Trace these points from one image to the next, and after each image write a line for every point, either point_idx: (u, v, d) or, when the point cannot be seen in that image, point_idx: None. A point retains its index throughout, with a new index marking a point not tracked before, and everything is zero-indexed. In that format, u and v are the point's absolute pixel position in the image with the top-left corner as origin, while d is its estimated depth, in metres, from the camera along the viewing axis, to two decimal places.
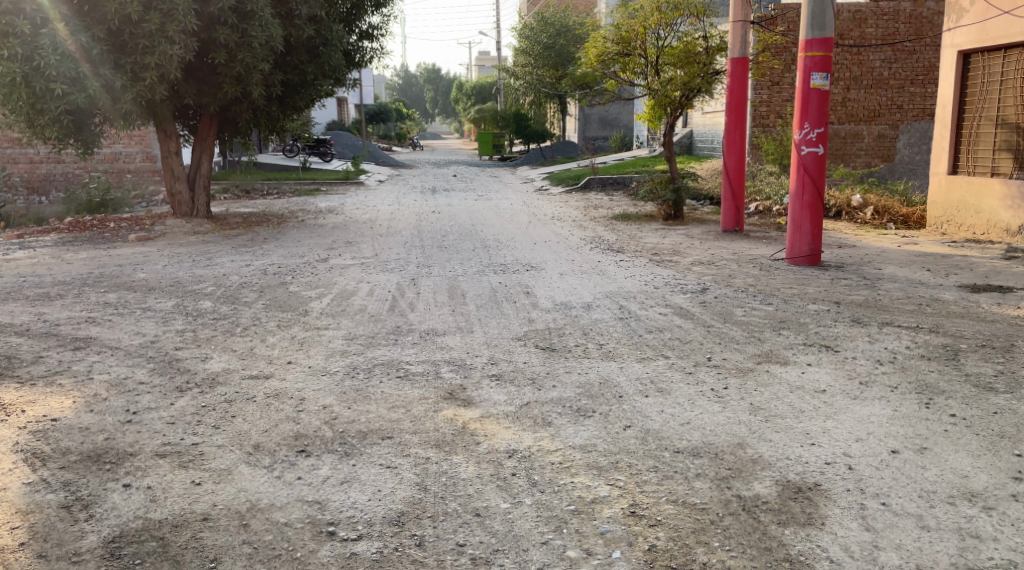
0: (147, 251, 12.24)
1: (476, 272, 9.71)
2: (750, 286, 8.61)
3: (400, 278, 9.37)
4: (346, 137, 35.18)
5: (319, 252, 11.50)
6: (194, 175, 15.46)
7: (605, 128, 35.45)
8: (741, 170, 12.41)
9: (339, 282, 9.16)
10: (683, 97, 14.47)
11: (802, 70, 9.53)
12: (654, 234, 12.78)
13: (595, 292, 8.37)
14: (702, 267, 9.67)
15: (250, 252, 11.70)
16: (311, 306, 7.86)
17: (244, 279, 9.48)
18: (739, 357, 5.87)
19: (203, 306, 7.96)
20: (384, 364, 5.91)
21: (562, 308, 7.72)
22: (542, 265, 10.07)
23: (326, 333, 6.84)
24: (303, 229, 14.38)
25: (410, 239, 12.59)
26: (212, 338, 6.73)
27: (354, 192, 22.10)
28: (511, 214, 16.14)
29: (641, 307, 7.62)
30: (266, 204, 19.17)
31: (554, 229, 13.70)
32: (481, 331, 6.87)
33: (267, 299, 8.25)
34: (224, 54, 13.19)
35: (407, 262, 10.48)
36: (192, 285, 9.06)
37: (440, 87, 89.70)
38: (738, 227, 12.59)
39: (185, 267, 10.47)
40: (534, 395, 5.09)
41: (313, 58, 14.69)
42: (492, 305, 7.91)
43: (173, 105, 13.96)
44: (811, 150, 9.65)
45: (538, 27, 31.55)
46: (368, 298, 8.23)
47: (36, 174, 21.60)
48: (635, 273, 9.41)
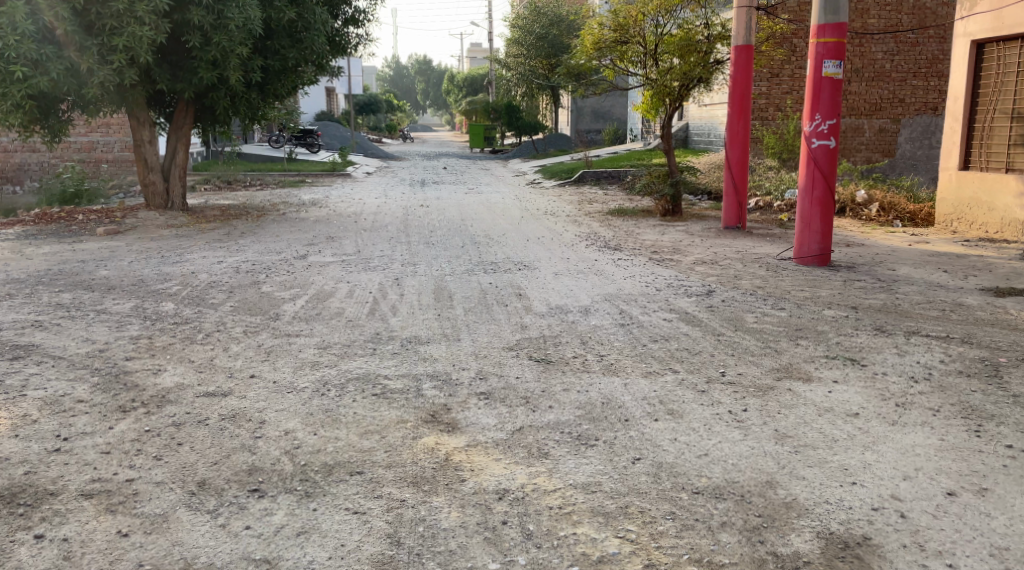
0: (114, 245, 11.59)
1: (465, 271, 9.09)
2: (757, 289, 8.00)
3: (382, 278, 8.73)
4: (334, 128, 34.45)
5: (298, 248, 10.86)
6: (169, 165, 14.77)
7: (599, 121, 34.72)
8: (744, 164, 11.79)
9: (315, 282, 8.54)
10: (682, 87, 13.83)
11: (814, 57, 8.89)
12: (653, 231, 12.16)
13: (592, 295, 7.73)
14: (706, 267, 9.06)
15: (223, 247, 11.06)
16: (284, 309, 7.23)
17: (214, 277, 8.84)
18: (755, 371, 5.24)
19: (164, 308, 7.34)
20: (357, 379, 5.25)
21: (557, 312, 7.10)
22: (536, 263, 9.45)
23: (295, 340, 6.21)
24: (282, 222, 13.71)
25: (395, 234, 11.95)
26: (168, 346, 6.11)
27: (340, 184, 21.42)
28: (502, 208, 15.49)
29: (642, 312, 7.00)
30: (248, 196, 18.50)
31: (548, 224, 13.07)
32: (467, 339, 6.23)
33: (236, 301, 7.62)
34: (199, 36, 12.68)
35: (391, 259, 9.85)
36: (156, 285, 8.45)
37: (431, 78, 88.88)
38: (740, 224, 11.96)
39: (152, 264, 9.85)
40: (527, 418, 4.45)
41: (295, 42, 13.99)
42: (479, 309, 7.27)
43: (144, 91, 13.30)
44: (822, 142, 9.00)
45: (530, 17, 30.93)
46: (345, 300, 7.61)
47: (10, 164, 20.88)
48: (634, 273, 8.79)
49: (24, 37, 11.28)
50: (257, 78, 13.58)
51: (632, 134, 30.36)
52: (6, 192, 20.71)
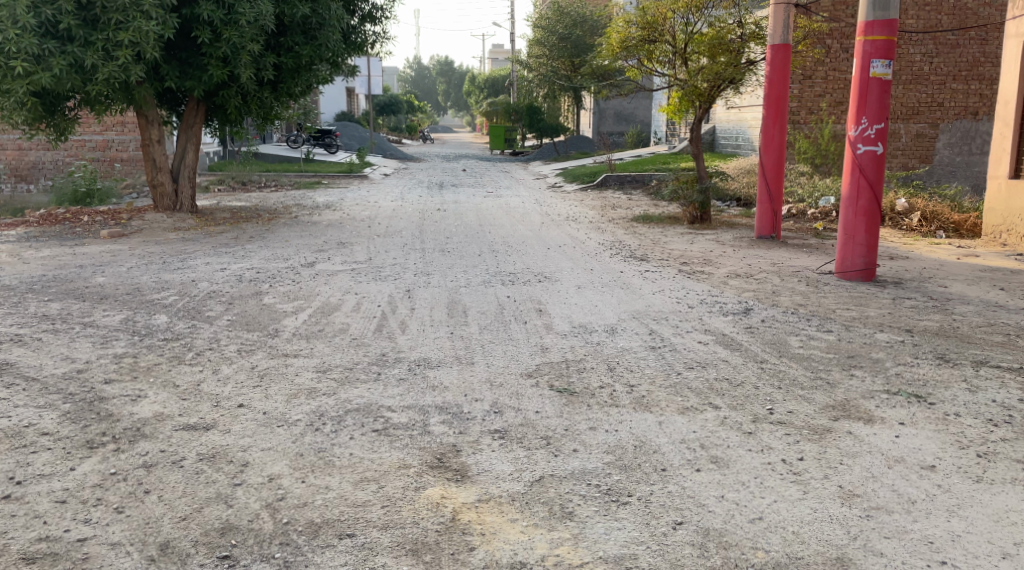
0: (116, 249, 11.10)
1: (481, 282, 8.52)
2: (798, 307, 7.36)
3: (393, 289, 8.17)
4: (354, 128, 34.00)
5: (307, 254, 10.31)
6: (179, 166, 14.27)
7: (621, 123, 34.20)
8: (780, 170, 11.13)
9: (321, 293, 7.98)
10: (714, 89, 13.18)
11: (861, 57, 8.26)
12: (681, 240, 11.54)
13: (618, 312, 7.12)
14: (741, 283, 8.51)
15: (229, 253, 10.54)
16: (284, 325, 6.68)
17: (215, 286, 8.30)
18: (807, 408, 4.60)
19: (156, 321, 6.79)
20: (357, 410, 4.67)
21: (581, 332, 6.50)
22: (557, 275, 8.86)
23: (293, 362, 5.64)
24: (293, 226, 13.17)
25: (409, 240, 11.39)
26: (153, 368, 5.55)
27: (356, 186, 20.93)
28: (522, 213, 14.91)
29: (674, 333, 6.38)
30: (262, 198, 18.02)
31: (570, 231, 12.47)
32: (482, 363, 5.64)
33: (234, 314, 7.07)
34: (209, 31, 12.23)
35: (403, 268, 9.29)
36: (152, 294, 7.91)
37: (452, 80, 88.48)
38: (773, 233, 11.33)
39: (153, 270, 9.34)
40: (549, 465, 3.85)
41: (309, 39, 13.46)
42: (495, 326, 6.68)
43: (152, 88, 12.82)
44: (867, 148, 8.34)
45: (553, 17, 30.37)
46: (351, 315, 7.04)
47: (24, 162, 20.51)
48: (663, 287, 8.20)
49: (25, 31, 10.85)
50: (269, 77, 13.09)
51: (657, 136, 29.69)
52: (19, 190, 20.34)
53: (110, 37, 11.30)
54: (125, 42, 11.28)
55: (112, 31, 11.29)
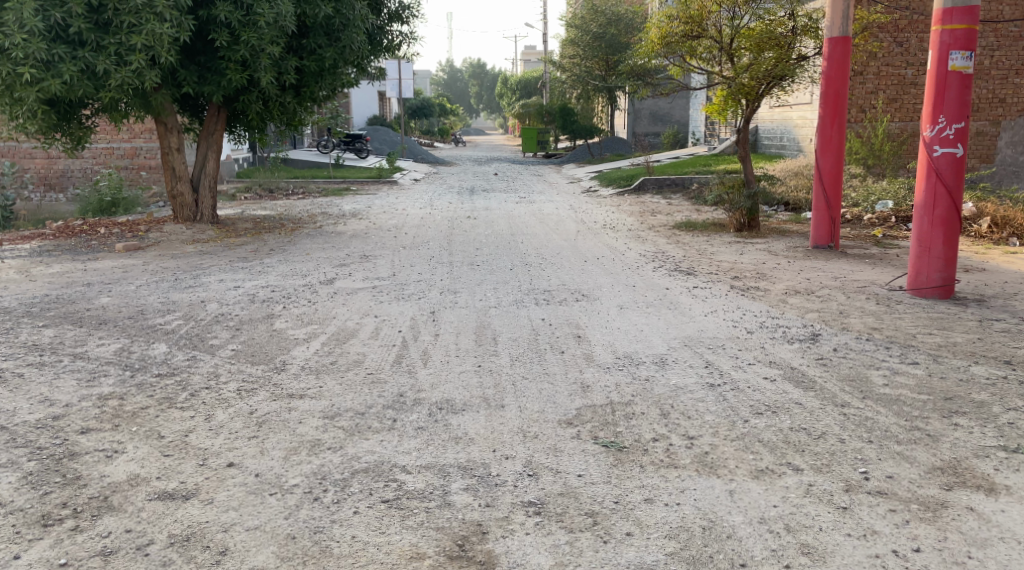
0: (129, 264, 10.48)
1: (514, 301, 7.79)
2: (872, 333, 6.57)
3: (417, 310, 7.45)
4: (384, 132, 33.39)
5: (327, 269, 9.61)
6: (199, 174, 13.67)
7: (656, 123, 33.35)
8: (838, 174, 10.32)
9: (339, 316, 7.27)
10: (764, 87, 12.31)
11: (938, 48, 7.50)
12: (729, 250, 10.73)
13: (668, 338, 6.35)
14: (802, 300, 7.82)
15: (246, 269, 9.87)
16: (294, 356, 5.96)
17: (225, 308, 7.61)
18: (908, 470, 3.85)
19: (154, 351, 6.09)
20: (366, 471, 3.97)
21: (627, 363, 5.75)
22: (597, 292, 8.12)
23: (297, 405, 4.92)
24: (317, 237, 12.53)
25: (437, 252, 10.67)
26: (139, 413, 4.84)
27: (385, 192, 20.31)
28: (556, 221, 14.18)
29: (734, 367, 5.62)
30: (287, 206, 17.45)
31: (608, 241, 11.71)
32: (513, 406, 4.88)
33: (241, 342, 6.37)
34: (227, 34, 11.60)
35: (428, 285, 8.57)
36: (156, 318, 7.22)
37: (485, 83, 87.92)
38: (832, 242, 10.49)
39: (163, 289, 8.66)
40: (597, 557, 3.29)
41: (333, 41, 12.77)
42: (529, 357, 5.94)
43: (170, 94, 12.20)
44: (945, 150, 7.58)
45: (587, 16, 29.61)
46: (368, 343, 6.32)
47: (53, 171, 20.10)
48: (717, 308, 7.45)
49: (33, 36, 10.22)
50: (291, 81, 12.45)
51: (694, 136, 28.73)
52: (48, 200, 19.83)
53: (123, 41, 10.65)
54: (138, 47, 10.62)
55: (125, 34, 10.64)
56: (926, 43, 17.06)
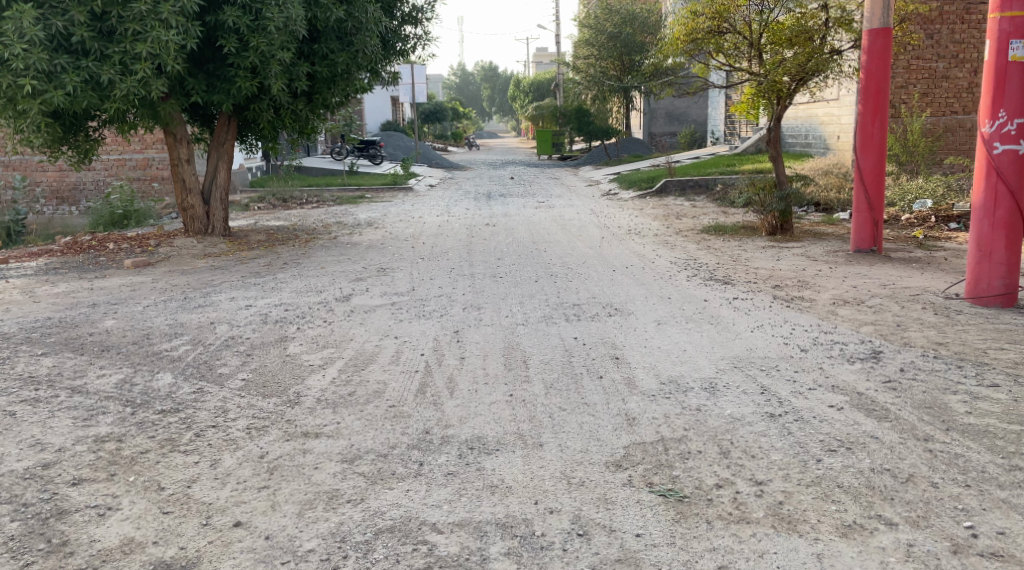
0: (138, 280, 10.02)
1: (542, 317, 7.30)
2: (937, 349, 6.09)
3: (440, 330, 6.96)
4: (398, 137, 32.95)
5: (343, 285, 9.12)
6: (210, 185, 13.21)
7: (673, 122, 32.86)
8: (881, 174, 9.83)
9: (358, 337, 6.77)
10: (796, 83, 11.78)
11: (997, 38, 7.02)
12: (766, 255, 10.22)
13: (715, 359, 5.84)
14: (853, 312, 7.32)
15: (258, 285, 9.38)
16: (310, 386, 5.47)
17: (236, 330, 7.12)
18: (1020, 524, 3.50)
19: (157, 382, 5.60)
20: (391, 531, 3.53)
21: (674, 389, 5.24)
22: (631, 305, 7.61)
23: (313, 446, 4.43)
24: (331, 249, 12.09)
25: (457, 263, 10.18)
26: (138, 458, 4.34)
27: (400, 199, 19.89)
28: (579, 226, 13.69)
29: (793, 393, 5.12)
30: (301, 215, 17.03)
31: (635, 247, 11.21)
32: (553, 444, 4.37)
33: (253, 370, 5.88)
34: (235, 40, 11.17)
35: (451, 301, 8.09)
36: (161, 342, 6.73)
37: (496, 85, 87.47)
38: (875, 246, 10.01)
39: (171, 308, 8.18)
40: None
41: (345, 45, 12.31)
42: (564, 383, 5.44)
43: (178, 103, 11.75)
44: (1007, 147, 7.10)
45: (601, 15, 29.07)
46: (388, 369, 5.83)
47: (65, 184, 19.75)
48: (764, 322, 6.93)
49: (34, 46, 9.74)
50: (303, 87, 12.01)
51: (713, 135, 28.15)
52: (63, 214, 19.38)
53: (128, 50, 10.19)
54: (143, 55, 10.17)
55: (129, 43, 10.20)
56: (957, 35, 16.51)
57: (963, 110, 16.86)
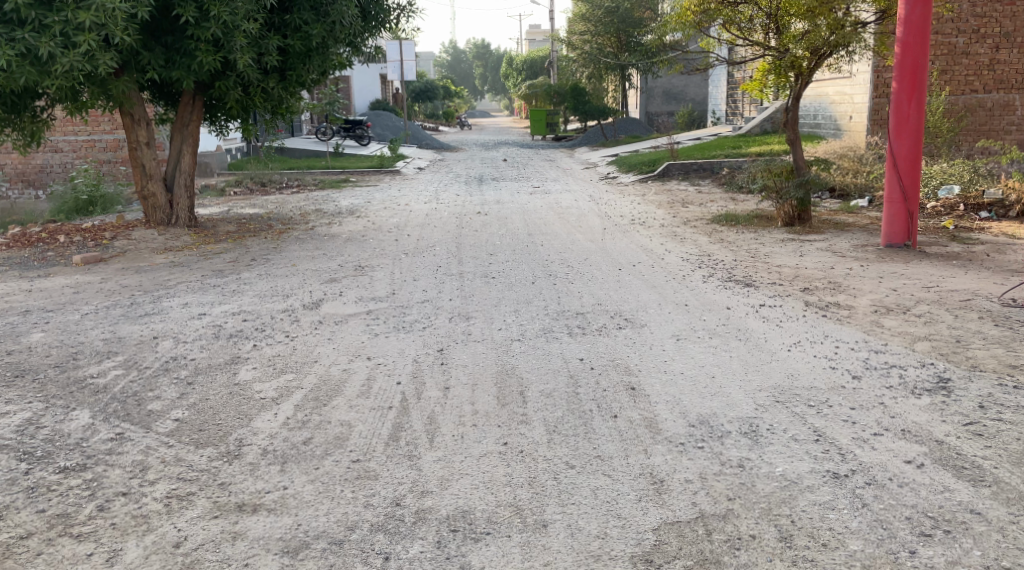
0: (86, 281, 8.97)
1: (540, 331, 6.30)
2: (1013, 375, 5.09)
3: (421, 348, 5.94)
4: (386, 117, 31.76)
5: (314, 287, 8.10)
6: (173, 172, 12.15)
7: (670, 102, 31.80)
8: (916, 160, 8.82)
9: (323, 358, 5.73)
10: (817, 60, 10.73)
11: None
12: (787, 250, 9.22)
13: (752, 391, 4.81)
14: (901, 322, 6.32)
15: (219, 287, 8.35)
16: (257, 429, 4.45)
17: (182, 348, 6.11)
18: None
19: (68, 424, 4.56)
20: None
21: (707, 435, 4.22)
22: (641, 314, 6.60)
23: (247, 528, 3.44)
24: (305, 242, 11.05)
25: (444, 261, 9.17)
26: (15, 548, 3.35)
27: (386, 183, 18.84)
28: (577, 215, 12.68)
29: (857, 442, 4.10)
30: (279, 202, 15.97)
31: (640, 240, 10.20)
32: (561, 524, 3.41)
33: (192, 405, 4.85)
34: (194, 8, 10.15)
35: (436, 309, 7.09)
36: (89, 365, 5.70)
37: (488, 64, 85.99)
38: (908, 240, 9.02)
39: (112, 318, 7.15)
40: None
41: (320, 16, 11.22)
42: (571, 425, 4.41)
43: (133, 78, 10.69)
44: None
45: None
46: (355, 405, 4.78)
47: (30, 167, 18.47)
48: (799, 336, 5.92)
49: None
50: (273, 62, 10.95)
51: (713, 115, 27.06)
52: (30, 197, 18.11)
53: (70, 19, 9.24)
54: (87, 25, 9.24)
55: (71, 11, 9.24)
56: (979, 8, 15.48)
57: (984, 89, 15.80)
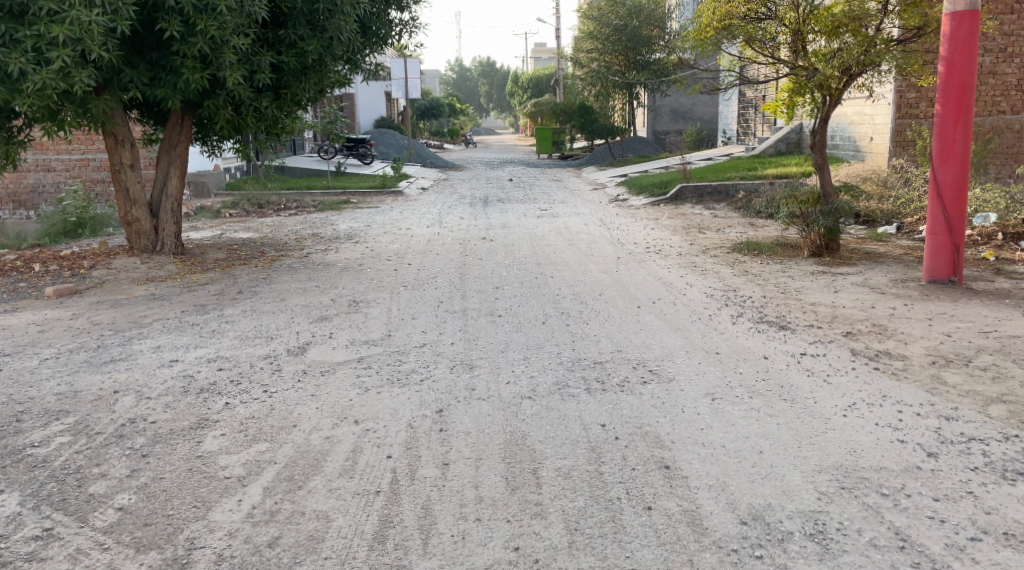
0: (56, 319, 8.26)
1: (553, 386, 5.52)
2: None
3: (415, 408, 5.16)
4: (390, 135, 31.08)
5: (303, 327, 7.36)
6: (160, 196, 11.43)
7: (678, 120, 31.11)
8: (963, 187, 8.03)
9: (303, 421, 4.97)
10: (847, 79, 9.96)
11: None
12: (819, 284, 8.44)
13: (811, 472, 4.00)
14: (966, 375, 5.51)
15: (198, 326, 7.62)
16: (215, 524, 3.75)
17: (144, 407, 5.38)
18: None
19: None
20: None
21: (765, 543, 3.48)
22: (669, 365, 5.81)
23: None
24: (297, 271, 10.32)
25: (445, 296, 8.41)
26: None
27: (387, 204, 18.13)
28: (588, 241, 11.94)
29: (949, 555, 3.38)
30: (275, 225, 15.26)
31: (657, 272, 9.44)
32: None
33: (141, 489, 4.11)
34: (180, 22, 9.45)
35: (435, 355, 6.32)
36: (33, 431, 4.99)
37: (494, 81, 85.59)
38: (954, 275, 8.20)
39: (75, 366, 6.44)
40: None
41: (315, 31, 10.48)
42: (595, 522, 3.65)
43: (115, 98, 10.01)
44: None
45: (606, 8, 27.34)
46: (335, 489, 4.02)
47: (23, 186, 17.73)
48: (854, 395, 5.11)
49: None
50: (265, 80, 10.25)
51: (724, 134, 26.33)
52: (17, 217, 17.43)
53: (42, 33, 8.56)
54: (61, 40, 8.55)
55: (44, 25, 8.55)
56: (1007, 26, 14.74)
57: (1012, 110, 15.04)
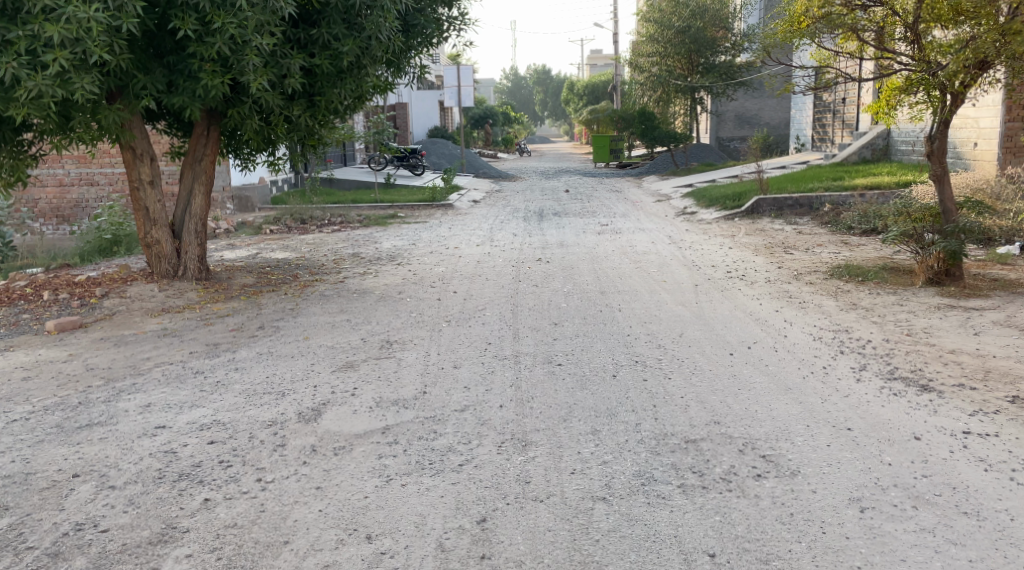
0: (45, 363, 7.09)
1: (637, 479, 4.12)
2: None
3: (451, 515, 3.84)
4: (442, 145, 29.92)
5: (321, 379, 6.07)
6: (183, 215, 10.31)
7: (744, 126, 29.47)
8: None
9: (300, 538, 3.70)
10: (972, 76, 8.36)
11: None
12: (949, 323, 6.93)
13: None
14: None
15: (201, 375, 6.39)
16: None
17: (102, 501, 4.13)
18: None
19: None
20: None
21: None
22: (789, 450, 4.38)
23: None
24: (330, 300, 9.11)
25: (494, 335, 7.08)
26: None
27: (436, 219, 16.89)
28: (659, 263, 10.52)
29: None
30: (315, 243, 14.11)
31: (745, 304, 7.98)
32: None
33: None
34: (196, 20, 8.33)
35: (479, 425, 4.98)
36: None
37: (550, 90, 84.31)
38: None
39: (41, 434, 5.24)
40: None
41: (351, 28, 9.25)
42: None
43: (126, 106, 8.89)
44: None
45: (669, 9, 25.86)
46: None
47: (66, 201, 16.47)
48: None
49: None
50: (296, 86, 9.06)
51: (797, 140, 24.64)
52: (56, 234, 16.45)
53: (37, 34, 7.48)
54: (56, 40, 7.45)
55: (38, 24, 7.46)
56: None
57: None
